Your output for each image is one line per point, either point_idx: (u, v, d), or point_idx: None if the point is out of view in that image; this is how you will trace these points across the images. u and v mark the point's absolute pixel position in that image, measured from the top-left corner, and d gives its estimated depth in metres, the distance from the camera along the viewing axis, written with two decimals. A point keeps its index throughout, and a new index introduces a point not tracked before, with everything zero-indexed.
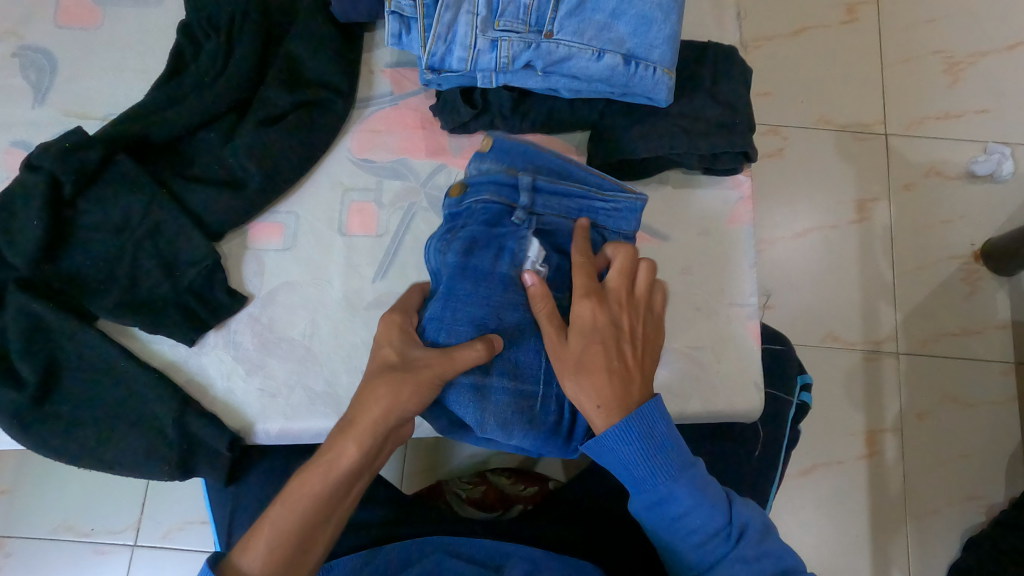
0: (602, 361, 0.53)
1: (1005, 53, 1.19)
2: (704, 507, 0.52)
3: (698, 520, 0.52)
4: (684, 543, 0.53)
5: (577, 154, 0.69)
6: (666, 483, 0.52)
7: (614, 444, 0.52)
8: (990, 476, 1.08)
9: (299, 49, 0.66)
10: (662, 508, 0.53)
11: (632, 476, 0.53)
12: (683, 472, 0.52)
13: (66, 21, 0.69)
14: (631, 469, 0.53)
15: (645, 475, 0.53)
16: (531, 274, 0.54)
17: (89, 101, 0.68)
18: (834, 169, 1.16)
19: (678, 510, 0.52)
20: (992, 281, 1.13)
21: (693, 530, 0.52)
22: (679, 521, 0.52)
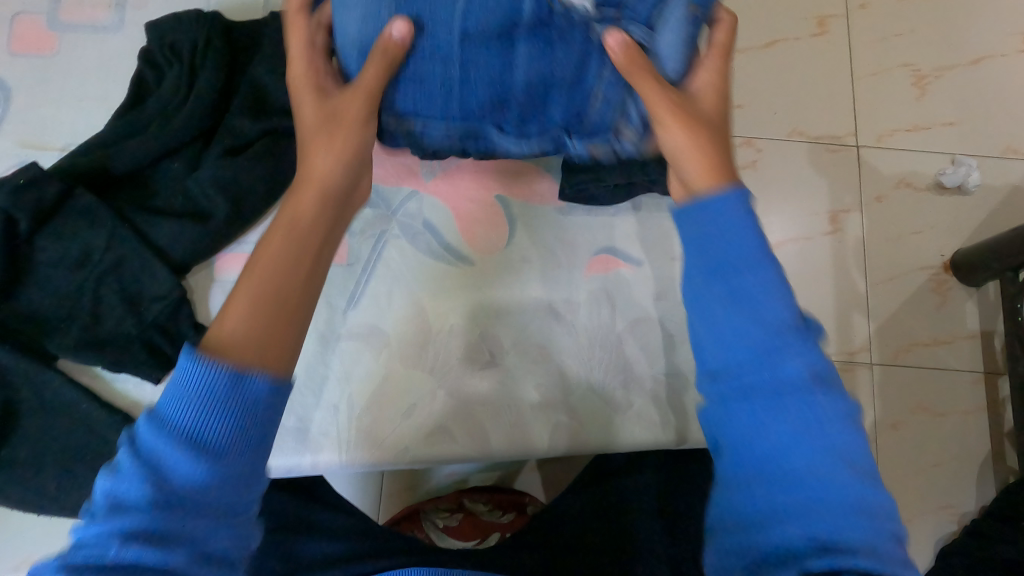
0: (716, 126, 0.54)
1: (970, 66, 1.21)
2: (833, 413, 0.42)
3: (824, 424, 0.41)
4: (797, 444, 0.41)
5: (549, 178, 0.68)
6: (793, 370, 0.42)
7: (742, 295, 0.44)
8: (960, 485, 1.09)
9: (264, 75, 0.65)
10: (782, 394, 0.42)
11: (733, 295, 0.45)
12: (823, 381, 0.42)
13: (20, 50, 0.67)
14: (754, 317, 0.44)
15: (786, 359, 0.42)
16: (617, 36, 0.49)
17: (46, 131, 0.66)
18: (807, 181, 1.17)
19: (801, 412, 0.41)
20: (961, 292, 1.15)
21: (819, 435, 0.41)
22: (806, 422, 0.41)
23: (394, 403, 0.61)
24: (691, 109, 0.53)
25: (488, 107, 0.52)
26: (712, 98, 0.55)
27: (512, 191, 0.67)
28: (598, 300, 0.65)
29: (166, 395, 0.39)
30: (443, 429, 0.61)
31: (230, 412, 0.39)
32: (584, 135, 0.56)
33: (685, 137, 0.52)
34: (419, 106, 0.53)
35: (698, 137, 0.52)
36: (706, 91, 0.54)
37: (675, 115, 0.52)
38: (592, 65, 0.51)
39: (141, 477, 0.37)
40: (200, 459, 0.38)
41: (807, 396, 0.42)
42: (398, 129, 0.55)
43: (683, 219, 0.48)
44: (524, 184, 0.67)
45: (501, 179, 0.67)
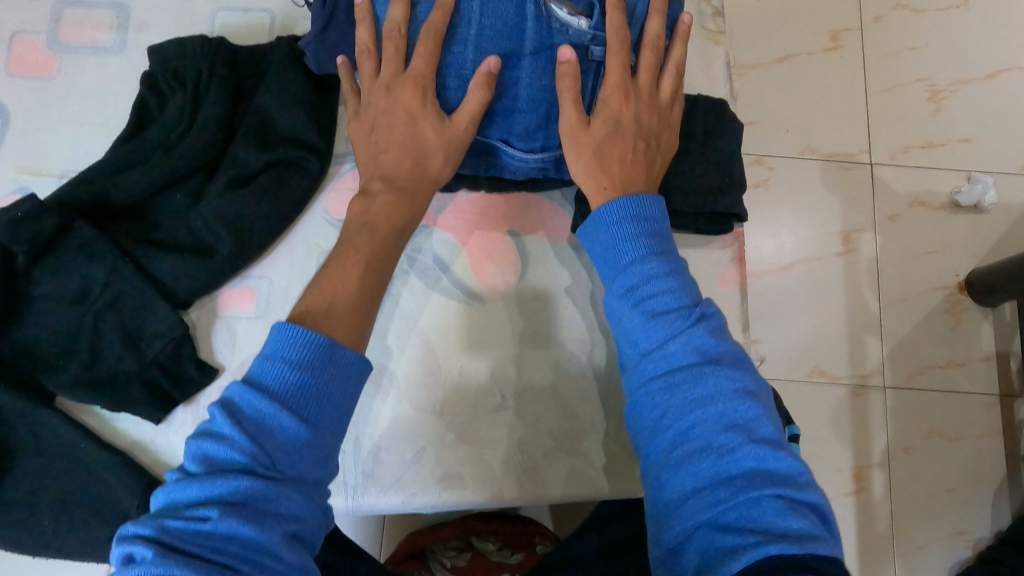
0: (619, 149, 0.53)
1: (986, 82, 1.19)
2: (733, 382, 0.43)
3: (722, 407, 0.42)
4: (697, 415, 0.42)
5: (563, 211, 0.66)
6: (680, 334, 0.44)
7: (644, 297, 0.46)
8: (975, 511, 1.07)
9: (270, 104, 0.63)
10: (681, 386, 0.43)
11: (637, 300, 0.47)
12: (714, 358, 0.44)
13: (19, 72, 0.65)
14: (656, 318, 0.45)
15: (677, 342, 0.44)
16: (569, 49, 0.53)
17: (45, 158, 0.64)
18: (820, 200, 1.15)
19: (701, 391, 0.43)
20: (975, 313, 1.13)
21: (719, 406, 0.42)
22: (705, 398, 0.43)
23: (404, 445, 0.60)
24: (592, 132, 0.53)
25: (500, 120, 0.56)
26: (620, 142, 0.54)
27: (523, 225, 0.65)
28: (612, 341, 0.63)
29: (250, 378, 0.43)
30: (454, 473, 0.59)
31: (316, 388, 0.43)
32: None
33: (576, 165, 0.53)
34: None
35: (587, 162, 0.53)
36: (600, 121, 0.54)
37: (569, 145, 0.54)
38: (586, 85, 0.56)
39: (238, 440, 0.40)
40: (297, 426, 0.41)
41: (708, 380, 0.43)
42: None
43: (593, 238, 0.51)
44: (537, 217, 0.65)
45: (514, 212, 0.65)
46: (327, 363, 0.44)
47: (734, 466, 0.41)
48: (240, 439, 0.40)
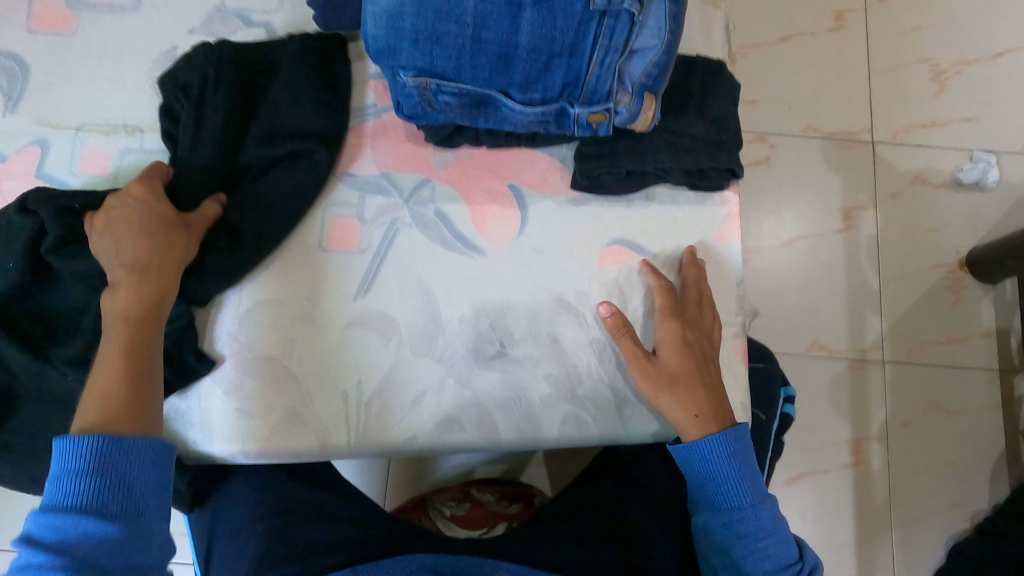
0: (693, 378, 0.61)
1: (991, 62, 1.19)
2: (779, 543, 0.58)
3: (783, 570, 0.57)
4: (755, 566, 0.57)
5: (563, 168, 0.68)
6: (747, 507, 0.58)
7: (736, 513, 0.58)
8: (973, 485, 1.07)
9: (284, 101, 0.65)
10: (738, 530, 0.58)
11: (709, 480, 0.59)
12: (763, 502, 0.58)
13: (38, 29, 0.68)
14: (746, 536, 0.57)
15: (731, 497, 0.58)
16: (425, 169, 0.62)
17: (62, 110, 0.68)
18: (821, 177, 1.16)
19: (751, 535, 0.57)
20: (976, 290, 1.13)
21: (771, 556, 0.57)
22: (756, 543, 0.57)
23: (404, 390, 0.62)
24: (657, 369, 0.61)
25: (498, 71, 0.57)
26: (686, 363, 0.61)
27: (524, 181, 0.67)
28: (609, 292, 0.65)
29: (45, 503, 0.49)
30: (455, 416, 0.62)
31: (110, 493, 0.49)
32: (587, 102, 0.59)
33: (665, 397, 0.60)
34: (444, 81, 0.58)
35: (669, 396, 0.60)
36: (667, 350, 0.61)
37: (647, 383, 0.61)
38: (587, 38, 0.55)
39: (50, 552, 0.47)
40: (104, 525, 0.48)
41: (760, 515, 0.58)
42: (416, 94, 0.59)
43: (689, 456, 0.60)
44: (537, 172, 0.67)
45: (515, 168, 0.67)
46: (113, 461, 0.50)
47: None
48: (48, 558, 0.46)
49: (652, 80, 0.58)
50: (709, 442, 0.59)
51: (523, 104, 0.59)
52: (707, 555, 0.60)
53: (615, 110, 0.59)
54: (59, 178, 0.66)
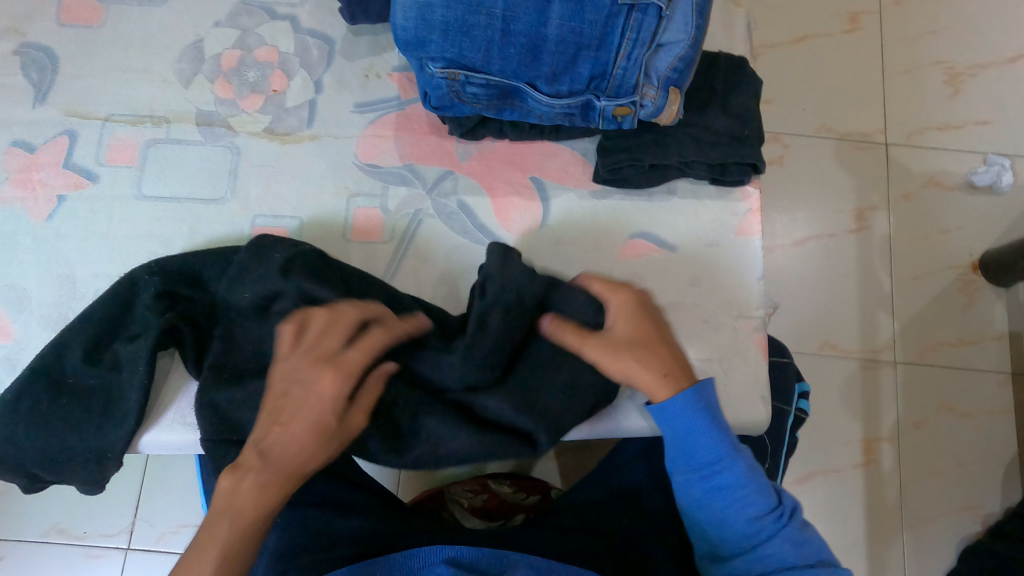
0: (653, 338, 0.56)
1: (1005, 65, 1.20)
2: (757, 488, 0.54)
3: (761, 516, 0.54)
4: (735, 516, 0.54)
5: (584, 162, 0.69)
6: (724, 457, 0.54)
7: (709, 470, 0.55)
8: (985, 487, 1.07)
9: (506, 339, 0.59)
10: (711, 478, 0.55)
11: (681, 441, 0.55)
12: (737, 453, 0.55)
13: (67, 20, 0.69)
14: (723, 487, 0.54)
15: (704, 452, 0.55)
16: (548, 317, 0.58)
17: (90, 100, 0.68)
18: (835, 178, 1.16)
19: (732, 486, 0.54)
20: (989, 292, 1.13)
21: (748, 505, 0.54)
22: (736, 495, 0.54)
23: None
24: (614, 335, 0.56)
25: (526, 64, 0.58)
26: (641, 322, 0.57)
27: (545, 173, 0.68)
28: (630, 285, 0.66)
29: None
30: None
31: None
32: (613, 96, 0.60)
33: (630, 361, 0.55)
34: (472, 73, 0.59)
35: (635, 359, 0.55)
36: (620, 314, 0.57)
37: (608, 348, 0.56)
38: (614, 31, 0.56)
39: None
40: None
41: (736, 469, 0.54)
42: (444, 85, 0.60)
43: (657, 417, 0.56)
44: (558, 165, 0.68)
45: (536, 160, 0.68)
46: None
47: (773, 548, 0.53)
48: None
49: (678, 74, 0.58)
50: (684, 399, 0.54)
51: (550, 97, 0.60)
52: (691, 514, 0.57)
53: (640, 104, 0.60)
54: (86, 168, 0.67)
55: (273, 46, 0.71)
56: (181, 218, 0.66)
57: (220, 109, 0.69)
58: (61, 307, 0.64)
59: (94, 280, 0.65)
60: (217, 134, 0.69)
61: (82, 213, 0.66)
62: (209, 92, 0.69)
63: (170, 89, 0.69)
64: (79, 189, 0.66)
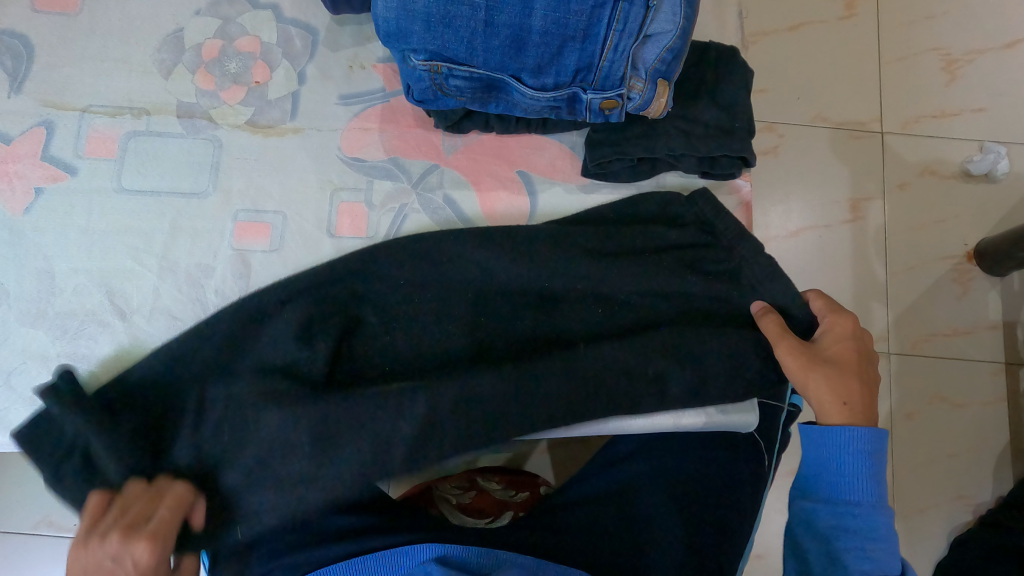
0: (851, 369, 0.59)
1: (1002, 51, 1.18)
2: (887, 547, 0.55)
3: (880, 572, 0.55)
4: (856, 561, 0.55)
5: (573, 155, 0.69)
6: (869, 504, 0.56)
7: (849, 507, 0.56)
8: (977, 476, 1.07)
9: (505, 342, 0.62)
10: (847, 517, 0.56)
11: (832, 470, 0.57)
12: (884, 507, 0.56)
13: (42, 7, 0.68)
14: (851, 530, 0.56)
15: (853, 490, 0.57)
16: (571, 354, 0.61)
17: (67, 91, 0.67)
18: (830, 167, 1.14)
19: (864, 531, 0.56)
20: (984, 282, 1.12)
21: (873, 559, 0.55)
22: (865, 543, 0.55)
23: None
24: (816, 353, 0.59)
25: (511, 55, 0.56)
26: (850, 352, 0.59)
27: (532, 166, 0.68)
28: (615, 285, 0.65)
29: None
30: None
31: None
32: (600, 88, 0.59)
33: (816, 381, 0.57)
34: (456, 64, 0.57)
35: (823, 377, 0.57)
36: (835, 340, 0.60)
37: (800, 364, 0.58)
38: (600, 21, 0.55)
39: None
40: None
41: (874, 518, 0.56)
42: (426, 78, 0.58)
43: (809, 439, 0.59)
44: (546, 158, 0.68)
45: (520, 153, 0.68)
46: None
47: None
48: None
49: (666, 65, 0.57)
50: (852, 434, 0.57)
51: (536, 89, 0.59)
52: (803, 541, 0.58)
53: (628, 96, 0.59)
54: (64, 161, 0.66)
55: (255, 35, 0.70)
56: (163, 212, 0.65)
57: (202, 101, 0.68)
58: (40, 303, 0.63)
59: (73, 276, 0.64)
60: (198, 126, 0.67)
61: (61, 207, 0.65)
62: (190, 83, 0.68)
63: (148, 81, 0.68)
64: (57, 182, 0.65)
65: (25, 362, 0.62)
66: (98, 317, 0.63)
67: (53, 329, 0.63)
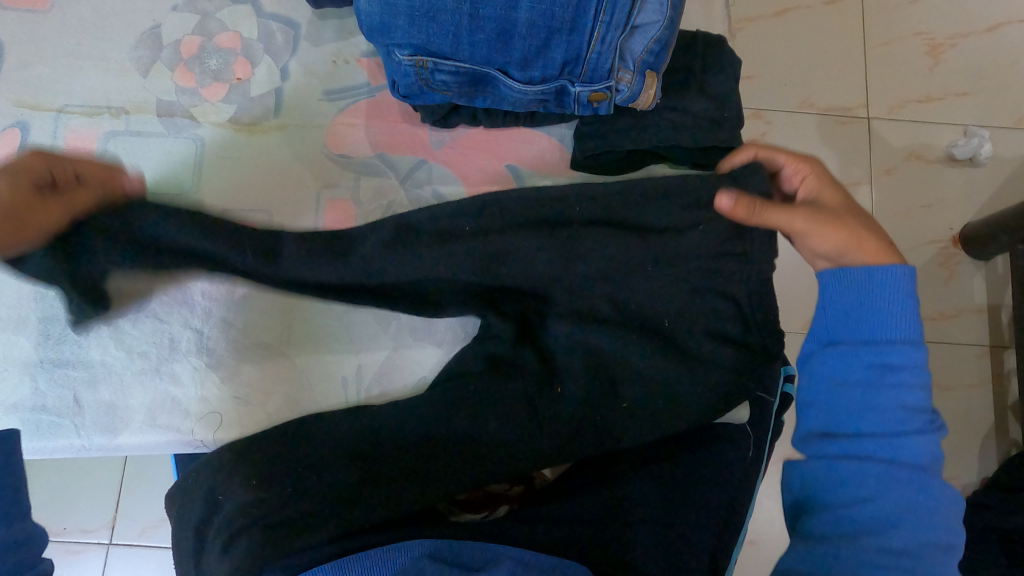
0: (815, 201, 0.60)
1: (986, 35, 1.18)
2: (923, 389, 0.54)
3: (915, 420, 0.53)
4: (892, 400, 0.54)
5: (562, 147, 0.68)
6: (910, 340, 0.54)
7: (883, 348, 0.54)
8: (964, 458, 1.09)
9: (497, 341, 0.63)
10: (887, 361, 0.54)
11: (870, 313, 0.55)
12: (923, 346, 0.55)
13: (13, 4, 0.66)
14: (892, 369, 0.54)
15: (896, 329, 0.55)
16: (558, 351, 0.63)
17: (42, 91, 0.65)
18: (817, 154, 1.14)
19: (898, 368, 0.54)
20: (969, 266, 1.13)
21: (908, 400, 0.54)
22: (901, 386, 0.54)
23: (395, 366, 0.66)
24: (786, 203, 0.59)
25: (496, 49, 0.56)
26: (804, 190, 0.61)
27: (521, 159, 0.67)
28: None
29: None
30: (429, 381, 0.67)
31: None
32: (587, 81, 0.58)
33: (809, 223, 0.58)
34: (440, 57, 0.57)
35: (812, 219, 0.58)
36: (786, 183, 0.61)
37: (788, 218, 0.58)
38: (586, 12, 0.54)
39: None
40: None
41: (911, 357, 0.54)
42: (411, 72, 0.58)
43: (833, 283, 0.57)
44: (536, 152, 0.67)
45: (509, 147, 0.67)
46: None
47: (911, 443, 0.53)
48: None
49: (655, 57, 0.57)
50: (855, 282, 0.55)
51: (522, 80, 0.58)
52: (836, 389, 0.56)
53: (615, 88, 0.58)
54: None
55: (235, 31, 0.68)
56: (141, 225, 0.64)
57: (182, 99, 0.67)
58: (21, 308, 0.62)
59: None
60: (180, 125, 0.66)
61: None
62: (170, 80, 0.67)
63: (126, 79, 0.66)
64: None
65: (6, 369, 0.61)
66: None
67: (35, 335, 0.62)
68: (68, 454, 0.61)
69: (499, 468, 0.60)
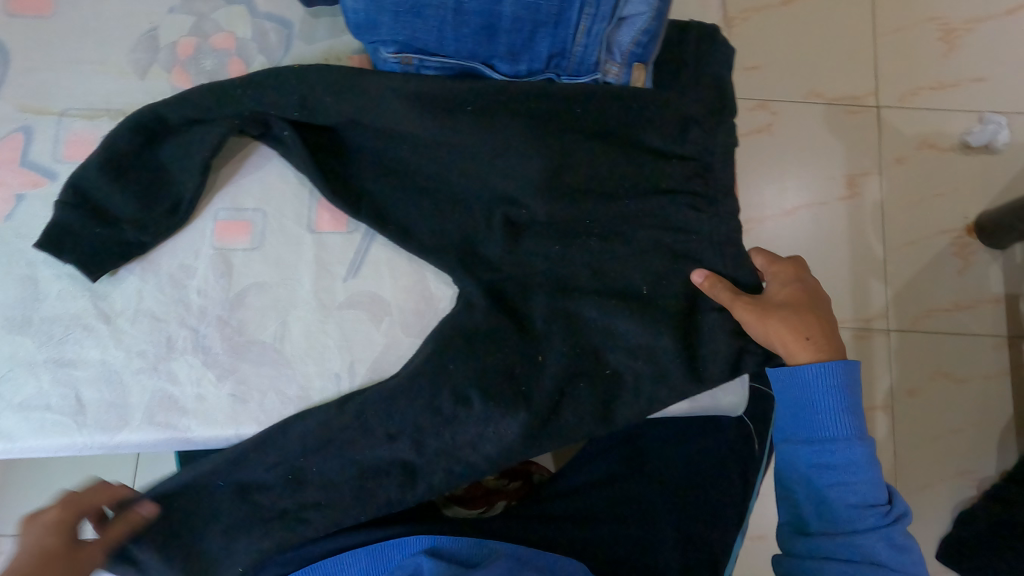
0: (803, 307, 0.60)
1: (1004, 19, 1.15)
2: (869, 480, 0.57)
3: (869, 515, 0.56)
4: (837, 499, 0.57)
5: None
6: (840, 439, 0.57)
7: (822, 446, 0.57)
8: (981, 452, 1.06)
9: None
10: (828, 460, 0.57)
11: (803, 416, 0.59)
12: (864, 438, 0.57)
13: (17, 11, 0.67)
14: (831, 466, 0.57)
15: (826, 426, 0.57)
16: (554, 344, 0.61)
17: (45, 96, 0.66)
18: (825, 144, 1.12)
19: (838, 466, 0.57)
20: (985, 255, 1.10)
21: (857, 497, 0.57)
22: (847, 480, 0.57)
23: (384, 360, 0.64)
24: (766, 300, 0.60)
25: (482, 45, 0.59)
26: (798, 294, 0.61)
27: None
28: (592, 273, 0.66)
29: None
30: None
31: None
32: (573, 73, 0.62)
33: (775, 325, 0.58)
34: (428, 53, 0.61)
35: (782, 320, 0.58)
36: (776, 285, 0.61)
37: (756, 315, 0.58)
38: (570, 8, 0.57)
39: None
40: None
41: (854, 452, 0.57)
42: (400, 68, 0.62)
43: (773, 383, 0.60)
44: None
45: None
46: None
47: (865, 539, 0.56)
48: None
49: (642, 49, 0.59)
50: (819, 367, 0.57)
51: (510, 70, 0.61)
52: (793, 489, 0.60)
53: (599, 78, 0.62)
54: (43, 166, 0.66)
55: (230, 31, 0.69)
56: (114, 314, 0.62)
57: None
58: (25, 310, 0.63)
59: (57, 282, 0.64)
60: None
61: (42, 213, 0.65)
62: (166, 82, 0.68)
63: (125, 82, 0.67)
64: (37, 187, 0.65)
65: (12, 369, 0.62)
66: (82, 321, 0.63)
67: (39, 335, 0.63)
68: (71, 452, 0.62)
69: (494, 464, 0.60)
